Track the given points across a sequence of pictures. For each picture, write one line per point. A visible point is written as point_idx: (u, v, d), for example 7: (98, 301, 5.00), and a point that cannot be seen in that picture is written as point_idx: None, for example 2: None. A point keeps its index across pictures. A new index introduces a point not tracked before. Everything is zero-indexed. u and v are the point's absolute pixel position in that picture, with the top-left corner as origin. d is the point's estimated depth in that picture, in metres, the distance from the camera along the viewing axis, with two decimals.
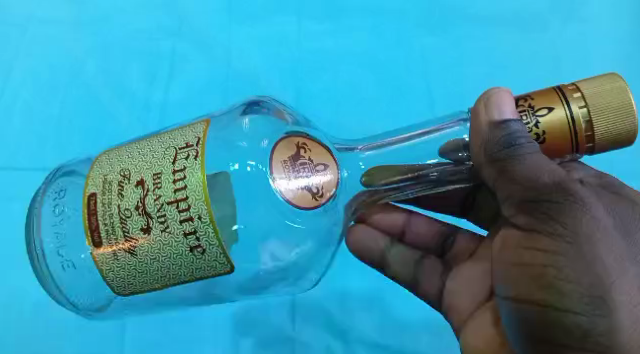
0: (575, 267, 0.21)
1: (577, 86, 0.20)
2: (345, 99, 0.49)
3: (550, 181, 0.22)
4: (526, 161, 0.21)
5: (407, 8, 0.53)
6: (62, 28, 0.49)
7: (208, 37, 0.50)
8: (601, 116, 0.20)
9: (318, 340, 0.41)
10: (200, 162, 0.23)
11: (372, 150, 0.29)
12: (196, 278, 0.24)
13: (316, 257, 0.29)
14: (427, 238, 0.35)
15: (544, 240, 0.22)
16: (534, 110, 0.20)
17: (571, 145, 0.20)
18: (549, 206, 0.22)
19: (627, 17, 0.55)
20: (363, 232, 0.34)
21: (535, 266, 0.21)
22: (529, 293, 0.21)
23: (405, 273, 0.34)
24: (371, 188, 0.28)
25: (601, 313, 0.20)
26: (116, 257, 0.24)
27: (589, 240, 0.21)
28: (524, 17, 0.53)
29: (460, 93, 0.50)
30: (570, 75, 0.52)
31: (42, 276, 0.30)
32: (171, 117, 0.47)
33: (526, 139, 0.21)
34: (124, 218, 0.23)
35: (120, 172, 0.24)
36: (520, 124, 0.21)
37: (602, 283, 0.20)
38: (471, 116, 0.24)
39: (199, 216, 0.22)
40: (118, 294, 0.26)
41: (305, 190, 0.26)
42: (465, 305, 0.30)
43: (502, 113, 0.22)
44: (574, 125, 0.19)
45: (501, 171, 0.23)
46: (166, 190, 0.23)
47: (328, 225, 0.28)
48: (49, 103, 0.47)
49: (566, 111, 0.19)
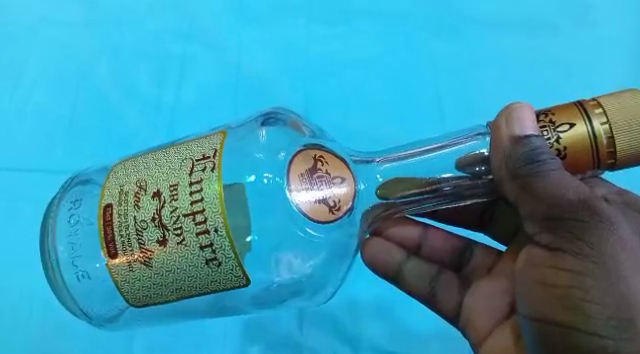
0: (602, 288, 0.20)
1: (598, 102, 0.20)
2: (354, 102, 0.49)
3: (575, 198, 0.21)
4: (550, 178, 0.20)
5: (415, 14, 0.53)
6: (75, 30, 0.50)
7: (218, 40, 0.50)
8: (624, 131, 0.19)
9: (327, 348, 0.40)
10: (217, 174, 0.23)
11: (390, 162, 0.28)
12: (212, 290, 0.24)
13: (333, 269, 0.29)
14: (443, 253, 0.34)
15: (569, 259, 0.21)
16: (555, 126, 0.20)
17: (593, 161, 0.19)
18: (574, 225, 0.21)
19: (635, 24, 0.55)
20: (380, 247, 0.33)
21: (559, 287, 0.21)
22: (553, 314, 0.21)
23: (420, 287, 0.33)
24: (387, 201, 0.28)
25: (629, 336, 0.20)
26: (132, 268, 0.24)
27: (615, 261, 0.20)
28: (533, 25, 0.54)
29: (472, 100, 0.50)
30: (581, 82, 0.51)
31: (57, 287, 0.30)
32: (182, 119, 0.47)
33: (547, 153, 0.20)
34: (140, 229, 0.23)
35: (136, 182, 0.24)
36: (541, 140, 0.20)
37: (630, 306, 0.20)
38: (492, 131, 0.23)
39: (215, 229, 0.22)
40: (133, 304, 0.26)
41: (321, 203, 0.25)
42: (485, 324, 0.30)
43: (523, 129, 0.21)
44: (596, 141, 0.19)
45: (522, 187, 0.22)
46: (182, 202, 0.23)
47: (345, 238, 0.28)
48: (61, 105, 0.47)
49: (587, 128, 0.19)
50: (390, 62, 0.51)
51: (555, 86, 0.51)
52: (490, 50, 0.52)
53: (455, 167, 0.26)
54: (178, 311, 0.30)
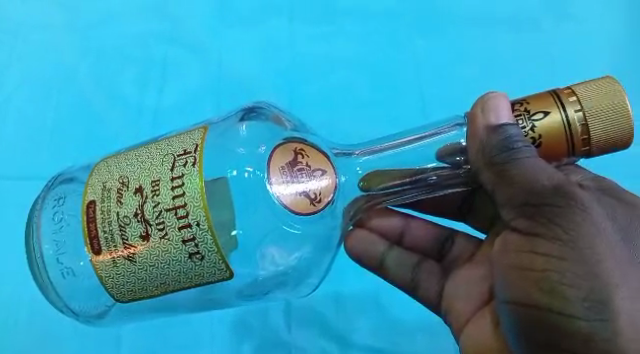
0: (577, 271, 0.20)
1: (573, 90, 0.20)
2: (339, 101, 0.49)
3: (550, 184, 0.21)
4: (525, 166, 0.21)
5: (399, 12, 0.53)
6: (55, 35, 0.49)
7: (201, 43, 0.50)
8: (597, 118, 0.20)
9: (316, 344, 0.40)
10: (198, 169, 0.23)
11: (369, 155, 0.29)
12: (197, 284, 0.24)
13: (317, 261, 0.29)
14: (424, 241, 0.35)
15: (546, 245, 0.21)
16: (530, 114, 0.20)
17: (567, 149, 0.20)
18: (551, 210, 0.21)
19: (617, 17, 0.55)
20: (360, 237, 0.33)
21: (535, 271, 0.21)
22: (529, 297, 0.21)
23: (402, 275, 0.34)
24: (368, 193, 0.29)
25: (602, 317, 0.20)
26: (116, 264, 0.24)
27: (591, 245, 0.20)
28: (515, 20, 0.54)
29: (455, 95, 0.50)
30: (564, 76, 0.52)
31: (43, 284, 0.30)
32: (164, 121, 0.47)
33: (521, 140, 0.21)
34: (122, 225, 0.23)
35: (119, 179, 0.24)
36: (516, 129, 0.21)
37: (605, 289, 0.19)
38: (469, 122, 0.24)
39: (197, 223, 0.22)
40: (118, 301, 0.26)
41: (303, 196, 0.26)
42: (466, 310, 0.30)
43: (498, 118, 0.22)
44: (570, 128, 0.20)
45: (499, 175, 0.22)
46: (164, 197, 0.23)
47: (327, 231, 0.28)
48: (42, 110, 0.47)
49: (562, 115, 0.19)
50: (373, 59, 0.51)
51: (539, 80, 0.51)
52: (473, 46, 0.53)
53: (436, 156, 0.26)
54: (165, 306, 0.30)
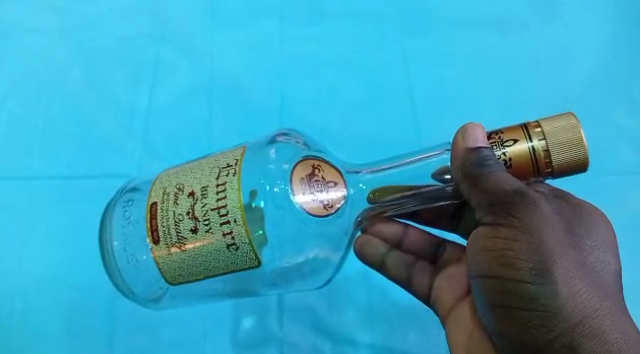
0: (527, 248, 0.24)
1: (539, 123, 0.24)
2: (328, 105, 0.53)
3: (511, 188, 0.24)
4: (492, 177, 0.24)
5: (383, 21, 0.57)
6: (50, 39, 0.53)
7: (193, 45, 0.54)
8: (557, 147, 0.23)
9: (307, 342, 0.43)
10: (238, 178, 0.26)
11: (373, 173, 0.32)
12: (234, 270, 0.28)
13: (324, 258, 0.33)
14: (421, 246, 0.37)
15: (506, 231, 0.25)
16: (503, 142, 0.24)
17: (534, 169, 0.24)
18: (511, 207, 0.25)
19: (589, 23, 0.59)
20: (365, 240, 0.37)
21: (496, 250, 0.25)
22: (492, 270, 0.25)
23: (399, 273, 0.37)
24: (375, 204, 0.32)
25: (546, 281, 0.24)
26: (170, 254, 0.28)
27: (537, 227, 0.25)
28: (490, 27, 0.58)
29: (438, 101, 0.54)
30: (537, 81, 0.56)
31: (113, 273, 0.35)
32: (156, 122, 0.51)
33: (494, 159, 0.25)
34: (177, 221, 0.27)
35: (176, 185, 0.28)
36: (490, 152, 0.25)
37: (549, 261, 0.24)
38: (451, 147, 0.28)
39: (234, 220, 0.26)
40: (170, 283, 0.30)
41: (317, 202, 0.30)
42: (448, 300, 0.34)
43: (476, 142, 0.27)
44: (534, 153, 0.23)
45: (472, 186, 0.26)
46: (210, 199, 0.26)
47: (339, 233, 0.32)
48: (37, 114, 0.50)
49: (528, 144, 0.23)
50: (363, 69, 0.55)
51: (514, 87, 0.55)
52: (452, 54, 0.57)
53: (430, 175, 0.31)
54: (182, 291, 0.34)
